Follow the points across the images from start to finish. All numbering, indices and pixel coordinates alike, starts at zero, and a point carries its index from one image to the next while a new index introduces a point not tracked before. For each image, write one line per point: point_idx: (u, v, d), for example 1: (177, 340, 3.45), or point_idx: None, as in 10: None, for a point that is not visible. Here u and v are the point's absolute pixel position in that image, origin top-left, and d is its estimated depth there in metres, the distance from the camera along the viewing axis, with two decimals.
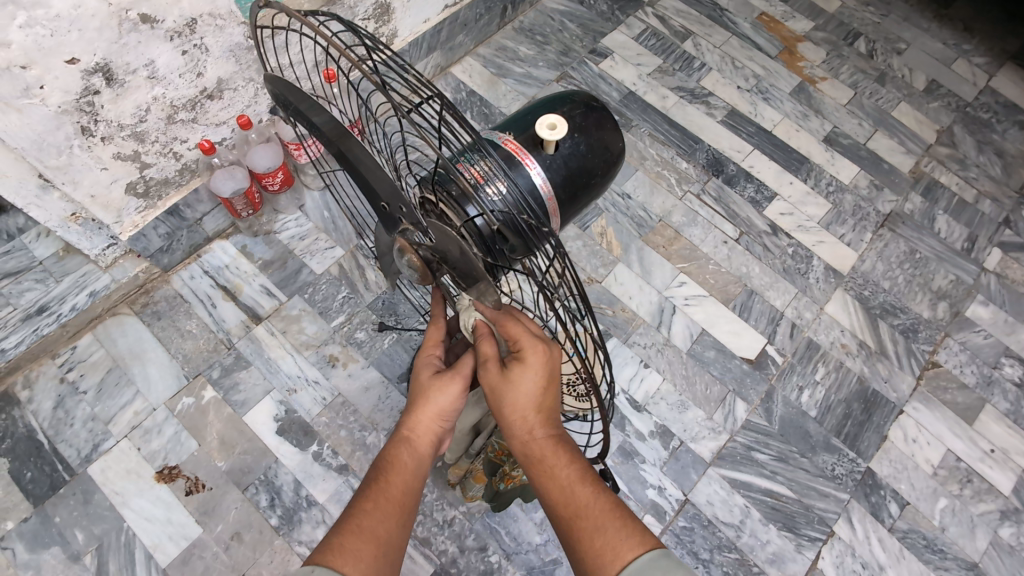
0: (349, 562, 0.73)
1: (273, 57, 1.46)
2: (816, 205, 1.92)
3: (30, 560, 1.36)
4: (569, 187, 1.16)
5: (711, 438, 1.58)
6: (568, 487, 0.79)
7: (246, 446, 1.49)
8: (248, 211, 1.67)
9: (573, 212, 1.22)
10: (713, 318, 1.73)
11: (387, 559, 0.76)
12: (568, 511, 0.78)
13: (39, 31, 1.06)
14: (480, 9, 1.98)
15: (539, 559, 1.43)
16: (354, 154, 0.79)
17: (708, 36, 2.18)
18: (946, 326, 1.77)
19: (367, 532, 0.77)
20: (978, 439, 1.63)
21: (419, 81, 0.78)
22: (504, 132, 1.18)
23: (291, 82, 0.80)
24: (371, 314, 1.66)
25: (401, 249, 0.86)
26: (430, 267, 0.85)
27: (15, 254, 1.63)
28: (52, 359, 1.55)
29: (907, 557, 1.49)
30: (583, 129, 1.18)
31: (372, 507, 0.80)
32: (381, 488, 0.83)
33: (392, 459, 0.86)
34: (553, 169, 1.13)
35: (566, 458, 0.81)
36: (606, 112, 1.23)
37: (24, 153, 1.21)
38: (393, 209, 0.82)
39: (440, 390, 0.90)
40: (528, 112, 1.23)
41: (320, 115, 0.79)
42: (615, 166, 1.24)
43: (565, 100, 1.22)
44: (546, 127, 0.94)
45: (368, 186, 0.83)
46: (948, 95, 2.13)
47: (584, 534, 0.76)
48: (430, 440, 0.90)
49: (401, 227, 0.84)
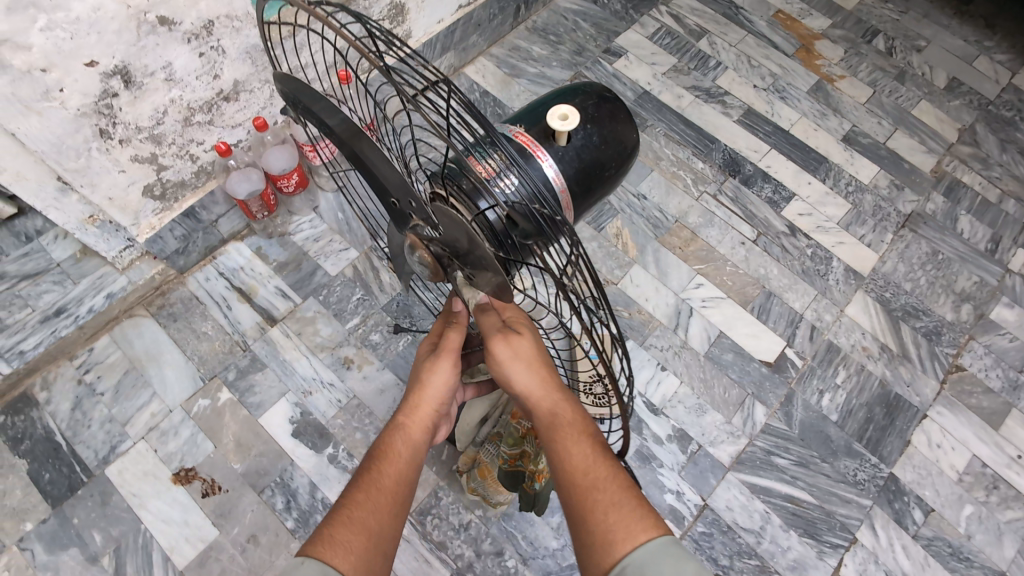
0: (338, 553, 0.73)
1: (284, 60, 1.50)
2: (836, 205, 1.89)
3: (49, 560, 1.36)
4: (583, 178, 1.15)
5: (730, 442, 1.56)
6: (583, 455, 0.78)
7: (262, 447, 1.49)
8: (263, 213, 1.68)
9: (586, 206, 1.21)
10: (731, 320, 1.71)
11: (377, 550, 0.76)
12: (583, 481, 0.76)
13: (60, 34, 1.07)
14: (494, 8, 1.97)
15: (556, 564, 1.42)
16: (367, 152, 0.76)
17: (724, 34, 2.16)
18: (970, 328, 1.74)
19: (357, 522, 0.77)
20: (1004, 445, 1.59)
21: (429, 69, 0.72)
22: (517, 125, 1.17)
23: (299, 81, 0.78)
24: (386, 315, 1.65)
25: (412, 245, 0.84)
26: (442, 265, 0.83)
27: (33, 255, 1.64)
28: (70, 360, 1.55)
29: (932, 564, 1.46)
30: (597, 121, 1.18)
31: (363, 498, 0.79)
32: (374, 477, 0.82)
33: (387, 447, 0.85)
34: (566, 161, 1.12)
35: (579, 428, 0.80)
36: (620, 103, 1.22)
37: (43, 156, 1.21)
38: (403, 205, 0.80)
39: (438, 371, 0.91)
40: (541, 104, 1.23)
41: (329, 113, 0.78)
42: (629, 159, 1.23)
43: (577, 91, 1.21)
44: (557, 118, 0.93)
45: (379, 184, 0.81)
46: (970, 93, 2.09)
47: (597, 505, 0.74)
48: (425, 427, 0.89)
49: (411, 222, 0.82)
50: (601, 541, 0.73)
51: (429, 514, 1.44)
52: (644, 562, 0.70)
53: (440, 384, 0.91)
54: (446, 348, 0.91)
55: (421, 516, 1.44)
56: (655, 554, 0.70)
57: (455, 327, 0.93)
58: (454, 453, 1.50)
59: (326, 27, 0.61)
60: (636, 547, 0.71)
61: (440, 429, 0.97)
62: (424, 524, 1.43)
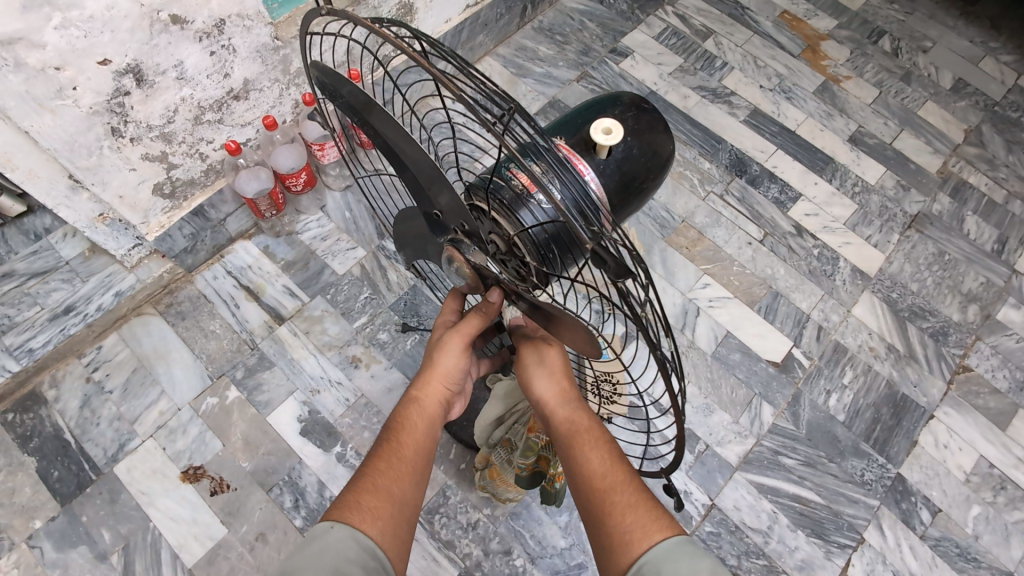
0: (366, 519, 0.75)
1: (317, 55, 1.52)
2: (841, 206, 1.89)
3: (59, 558, 1.37)
4: (623, 190, 1.18)
5: (737, 442, 1.56)
6: (600, 461, 0.79)
7: (270, 446, 1.49)
8: (272, 211, 1.65)
9: (623, 216, 1.24)
10: (738, 320, 1.71)
11: (401, 518, 0.78)
12: (602, 484, 0.78)
13: (73, 32, 1.07)
14: (501, 8, 1.97)
15: (564, 564, 1.41)
16: (412, 163, 0.77)
17: (730, 34, 2.16)
18: (978, 328, 1.74)
19: (382, 490, 0.79)
20: (1011, 446, 1.59)
21: (476, 73, 0.70)
22: (557, 136, 1.21)
23: (342, 81, 0.77)
24: (393, 315, 1.65)
25: (451, 258, 0.87)
26: (481, 279, 0.86)
27: (41, 254, 1.64)
28: (78, 359, 1.56)
29: (939, 565, 1.46)
30: (636, 132, 1.21)
31: (386, 467, 0.81)
32: (394, 448, 0.83)
33: (404, 421, 0.86)
34: (607, 174, 1.15)
35: (598, 436, 0.82)
36: (657, 115, 1.25)
37: (56, 154, 1.21)
38: (446, 218, 0.82)
39: (449, 351, 0.90)
40: (579, 114, 1.26)
41: (373, 117, 0.76)
42: (664, 170, 1.26)
43: (615, 102, 1.24)
44: (602, 132, 0.93)
45: (423, 195, 0.82)
46: (976, 94, 2.09)
47: (614, 508, 0.76)
48: (439, 401, 0.90)
49: (452, 237, 0.84)
50: (618, 542, 0.74)
51: (437, 513, 1.44)
52: (659, 561, 0.71)
53: (451, 364, 0.90)
54: (461, 331, 0.89)
55: (429, 514, 1.44)
56: (670, 553, 0.71)
57: (477, 314, 0.89)
58: (462, 452, 1.51)
59: (391, 40, 0.60)
60: (653, 546, 0.72)
61: (455, 405, 0.97)
62: (432, 523, 1.43)
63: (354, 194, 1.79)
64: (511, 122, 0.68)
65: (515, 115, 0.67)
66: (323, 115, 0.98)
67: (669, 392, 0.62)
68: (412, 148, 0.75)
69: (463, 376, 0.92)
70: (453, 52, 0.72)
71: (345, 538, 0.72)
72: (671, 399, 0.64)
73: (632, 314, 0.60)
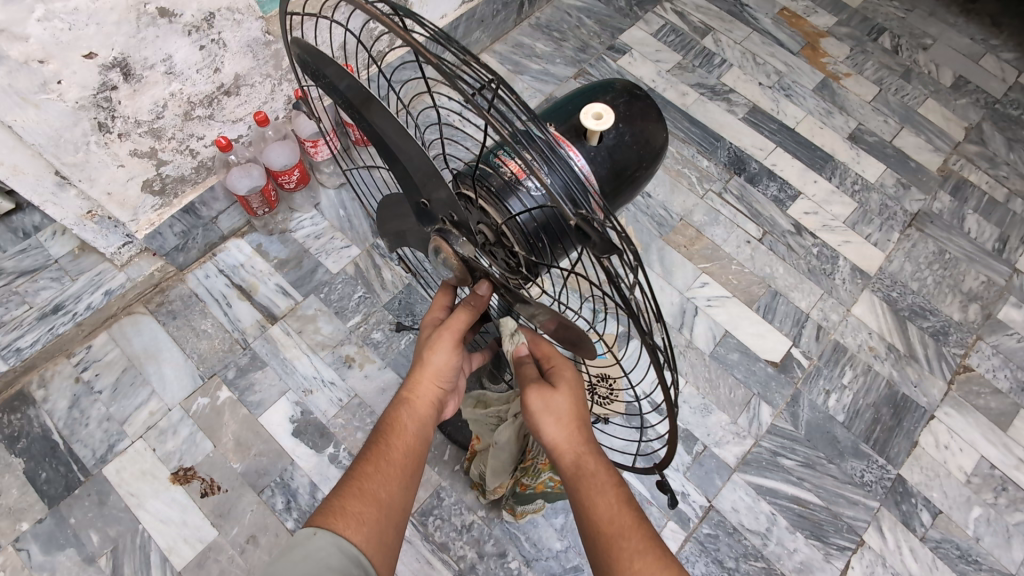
0: (352, 525, 0.74)
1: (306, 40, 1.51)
2: (841, 204, 1.87)
3: (46, 561, 1.35)
4: (614, 178, 1.17)
5: (735, 443, 1.54)
6: (607, 506, 0.78)
7: (262, 447, 1.47)
8: (265, 210, 1.63)
9: (614, 206, 1.23)
10: (737, 319, 1.69)
11: (389, 522, 0.76)
12: (610, 530, 0.76)
13: (57, 25, 1.05)
14: (497, 5, 1.95)
15: (559, 566, 1.40)
16: (399, 149, 0.75)
17: (729, 31, 2.14)
18: (978, 328, 1.72)
19: (368, 494, 0.77)
20: (1012, 447, 1.58)
21: (463, 51, 0.67)
22: (547, 124, 1.19)
23: (327, 61, 0.73)
24: (388, 314, 1.63)
25: (437, 248, 0.84)
26: (470, 270, 0.84)
27: (31, 252, 1.62)
28: (68, 358, 1.54)
29: (940, 567, 1.44)
30: (628, 118, 1.19)
31: (373, 470, 0.80)
32: (383, 450, 0.82)
33: (394, 422, 0.84)
34: (597, 162, 1.14)
35: (603, 476, 0.80)
36: (650, 102, 1.23)
37: (41, 150, 1.19)
38: (434, 207, 0.80)
39: (440, 349, 0.87)
40: (570, 102, 1.24)
41: (358, 99, 0.73)
42: (657, 160, 1.24)
43: (606, 90, 1.22)
44: (591, 117, 0.90)
45: (410, 182, 0.79)
46: (976, 92, 2.07)
47: (622, 554, 0.75)
48: (431, 402, 0.87)
49: (439, 226, 0.82)
50: None
51: (431, 515, 1.42)
52: None
53: (443, 363, 0.88)
54: (449, 329, 0.87)
55: (422, 516, 1.42)
56: None
57: (466, 308, 0.87)
58: (456, 453, 1.49)
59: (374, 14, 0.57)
60: None
61: (448, 404, 0.95)
62: (426, 525, 1.41)
63: (348, 192, 1.77)
64: (497, 100, 0.66)
65: (500, 91, 0.64)
66: (309, 106, 0.96)
67: (660, 383, 0.60)
68: (397, 134, 0.73)
69: (456, 373, 0.90)
70: (439, 29, 0.69)
71: (329, 545, 0.71)
72: (663, 391, 0.61)
73: (622, 303, 0.58)
